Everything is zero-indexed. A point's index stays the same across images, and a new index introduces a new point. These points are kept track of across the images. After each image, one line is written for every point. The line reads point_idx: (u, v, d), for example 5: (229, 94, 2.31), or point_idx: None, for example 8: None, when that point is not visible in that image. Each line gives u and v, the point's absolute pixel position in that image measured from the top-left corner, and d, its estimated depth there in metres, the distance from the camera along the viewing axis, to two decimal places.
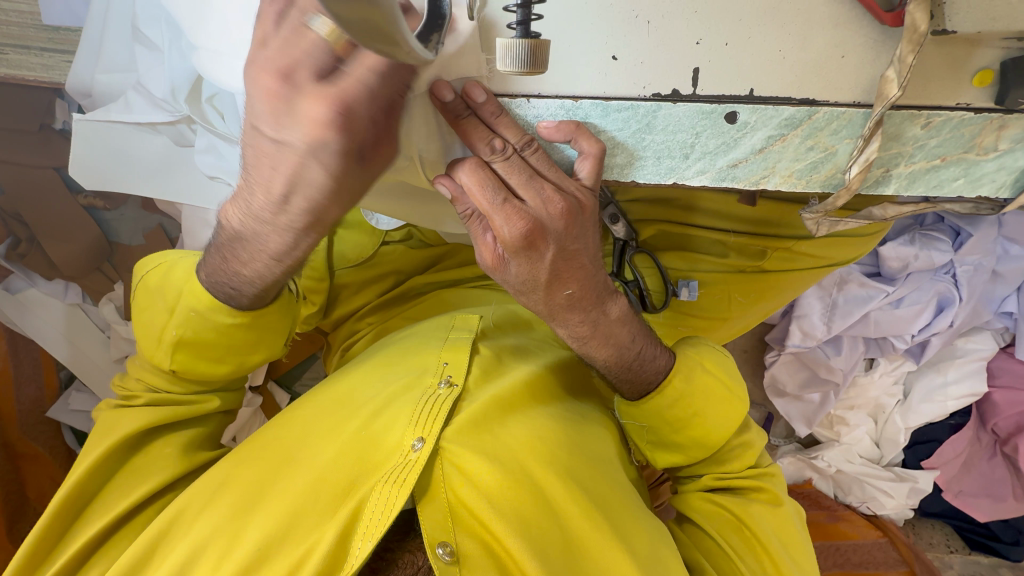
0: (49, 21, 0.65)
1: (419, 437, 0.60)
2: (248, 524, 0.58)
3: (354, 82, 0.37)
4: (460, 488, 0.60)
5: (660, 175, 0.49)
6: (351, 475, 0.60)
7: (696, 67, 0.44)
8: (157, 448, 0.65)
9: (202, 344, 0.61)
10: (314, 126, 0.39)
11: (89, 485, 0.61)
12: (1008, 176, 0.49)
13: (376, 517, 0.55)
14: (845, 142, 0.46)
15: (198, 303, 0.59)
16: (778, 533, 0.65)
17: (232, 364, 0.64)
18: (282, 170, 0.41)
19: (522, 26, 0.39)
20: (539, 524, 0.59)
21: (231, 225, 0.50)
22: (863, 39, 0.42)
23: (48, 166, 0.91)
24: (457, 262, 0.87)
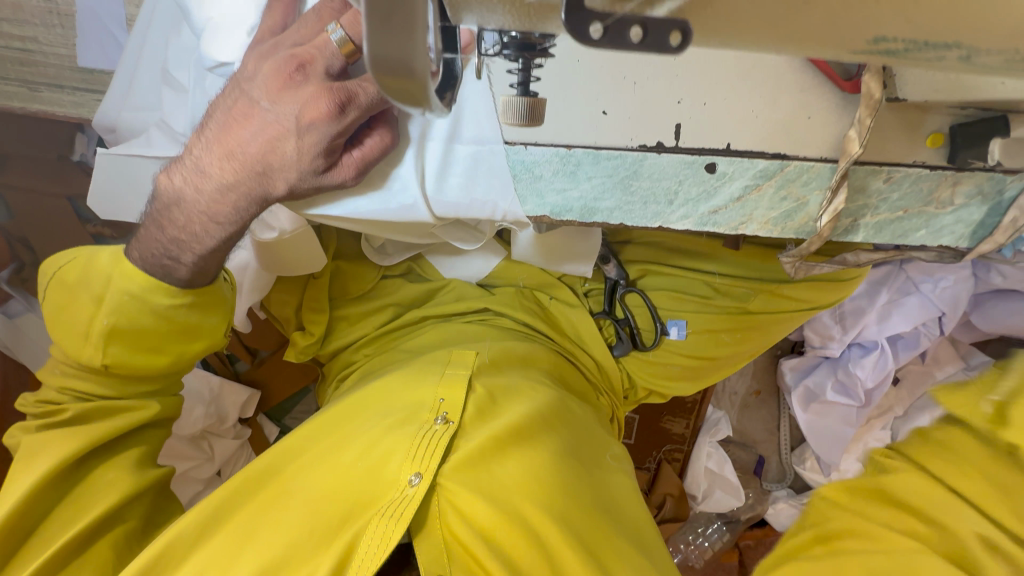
0: (83, 63, 0.70)
1: (417, 472, 0.61)
2: (238, 560, 0.57)
3: (358, 85, 0.48)
4: (455, 524, 0.61)
5: (646, 220, 0.53)
6: (345, 509, 0.60)
7: (678, 122, 0.48)
8: (99, 473, 0.63)
9: (136, 330, 0.61)
10: (311, 109, 0.49)
11: (20, 528, 0.57)
12: (965, 228, 0.53)
13: (371, 552, 0.55)
14: (815, 193, 0.50)
15: (133, 285, 0.60)
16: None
17: (173, 356, 0.65)
18: (263, 140, 0.52)
19: (521, 86, 0.40)
20: (532, 567, 0.58)
21: (172, 189, 0.58)
22: (826, 102, 0.47)
23: (61, 195, 0.94)
24: (452, 295, 0.89)
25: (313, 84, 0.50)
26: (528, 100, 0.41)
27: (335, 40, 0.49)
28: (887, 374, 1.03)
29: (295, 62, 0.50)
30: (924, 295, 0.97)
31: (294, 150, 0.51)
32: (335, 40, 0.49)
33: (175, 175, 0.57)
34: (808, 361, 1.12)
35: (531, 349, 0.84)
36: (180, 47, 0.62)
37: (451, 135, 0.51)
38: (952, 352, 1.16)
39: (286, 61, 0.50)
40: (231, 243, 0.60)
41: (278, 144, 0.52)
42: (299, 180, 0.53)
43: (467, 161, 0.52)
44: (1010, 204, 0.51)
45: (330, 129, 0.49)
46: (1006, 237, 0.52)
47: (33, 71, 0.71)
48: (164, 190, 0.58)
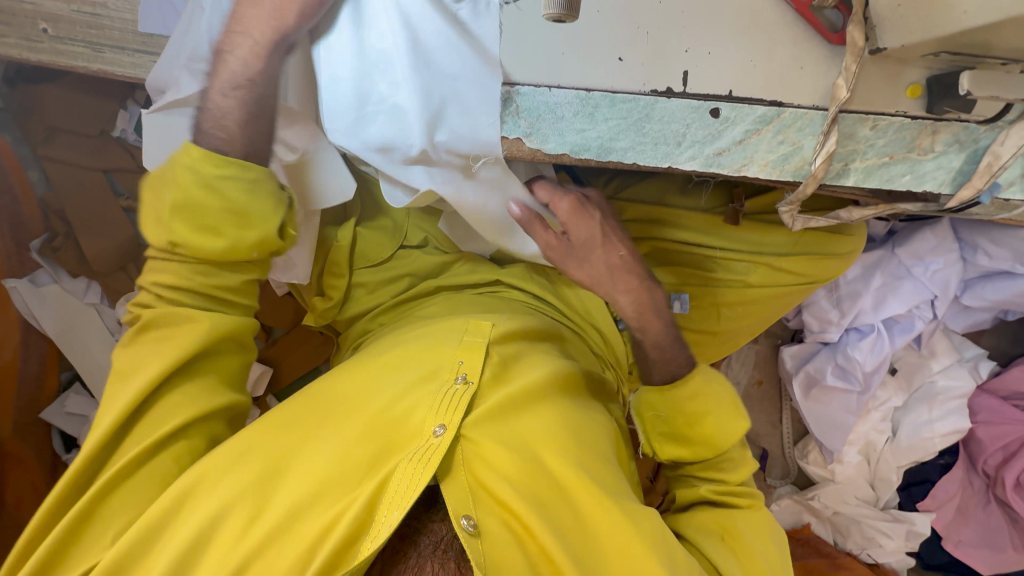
0: (143, 28, 0.76)
1: (441, 423, 0.65)
2: (273, 499, 0.61)
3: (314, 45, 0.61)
4: (479, 468, 0.65)
5: (656, 160, 0.58)
6: (373, 453, 0.64)
7: (685, 70, 0.54)
8: (174, 393, 0.65)
9: (190, 202, 0.64)
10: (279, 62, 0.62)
11: (111, 433, 0.61)
12: (946, 174, 0.59)
13: (403, 489, 0.60)
14: (809, 138, 0.56)
15: (192, 161, 0.63)
16: (736, 427, 0.73)
17: (232, 274, 0.69)
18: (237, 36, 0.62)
19: None
20: (552, 505, 0.65)
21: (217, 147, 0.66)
22: (817, 53, 0.54)
23: (98, 168, 1.00)
24: (466, 267, 0.94)
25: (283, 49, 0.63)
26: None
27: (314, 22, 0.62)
28: (884, 357, 1.07)
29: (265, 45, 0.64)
30: (916, 279, 1.02)
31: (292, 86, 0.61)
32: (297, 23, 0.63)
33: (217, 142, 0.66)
34: (808, 348, 1.16)
35: (543, 322, 0.86)
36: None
37: (453, 75, 0.57)
38: (948, 344, 1.20)
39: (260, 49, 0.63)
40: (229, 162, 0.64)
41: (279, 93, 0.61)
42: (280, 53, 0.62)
43: (479, 98, 0.57)
44: (985, 150, 0.57)
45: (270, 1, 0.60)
46: (984, 182, 0.57)
47: (100, 34, 0.78)
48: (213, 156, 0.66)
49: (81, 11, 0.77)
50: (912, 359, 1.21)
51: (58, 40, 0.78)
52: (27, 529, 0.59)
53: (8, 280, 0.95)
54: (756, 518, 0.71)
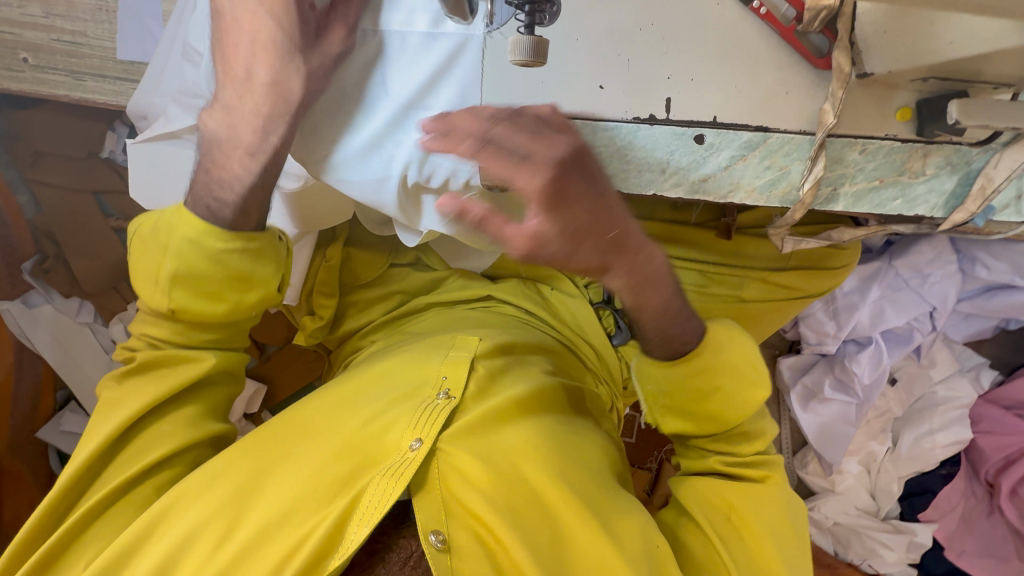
0: (123, 55, 0.77)
1: (418, 438, 0.64)
2: (244, 516, 0.60)
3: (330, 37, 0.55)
4: (455, 484, 0.64)
5: (642, 186, 0.57)
6: (348, 468, 0.63)
7: (668, 97, 0.53)
8: (161, 421, 0.65)
9: (198, 277, 0.58)
10: (336, 46, 0.55)
11: (99, 456, 0.62)
12: (938, 198, 0.57)
13: (373, 507, 0.59)
14: (797, 163, 0.55)
15: (190, 231, 0.57)
16: (747, 395, 0.66)
17: (229, 304, 0.60)
18: (246, 27, 0.52)
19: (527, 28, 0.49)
20: (530, 520, 0.62)
21: (209, 130, 0.56)
22: (802, 79, 0.52)
23: (87, 191, 1.00)
24: (457, 284, 0.93)
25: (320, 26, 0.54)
26: (534, 37, 0.46)
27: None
28: (882, 369, 1.05)
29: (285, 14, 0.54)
30: (915, 290, 1.00)
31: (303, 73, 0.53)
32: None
33: (211, 118, 0.56)
34: (804, 359, 1.15)
35: (533, 336, 0.86)
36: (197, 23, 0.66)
37: (424, 103, 0.57)
38: (950, 355, 1.18)
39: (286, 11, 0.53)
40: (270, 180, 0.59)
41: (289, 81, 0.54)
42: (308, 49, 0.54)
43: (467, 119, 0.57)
44: (978, 173, 0.55)
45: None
46: (978, 206, 0.56)
47: (81, 62, 0.79)
48: (205, 131, 0.56)
49: (61, 40, 0.78)
50: (912, 369, 1.19)
51: (38, 68, 0.79)
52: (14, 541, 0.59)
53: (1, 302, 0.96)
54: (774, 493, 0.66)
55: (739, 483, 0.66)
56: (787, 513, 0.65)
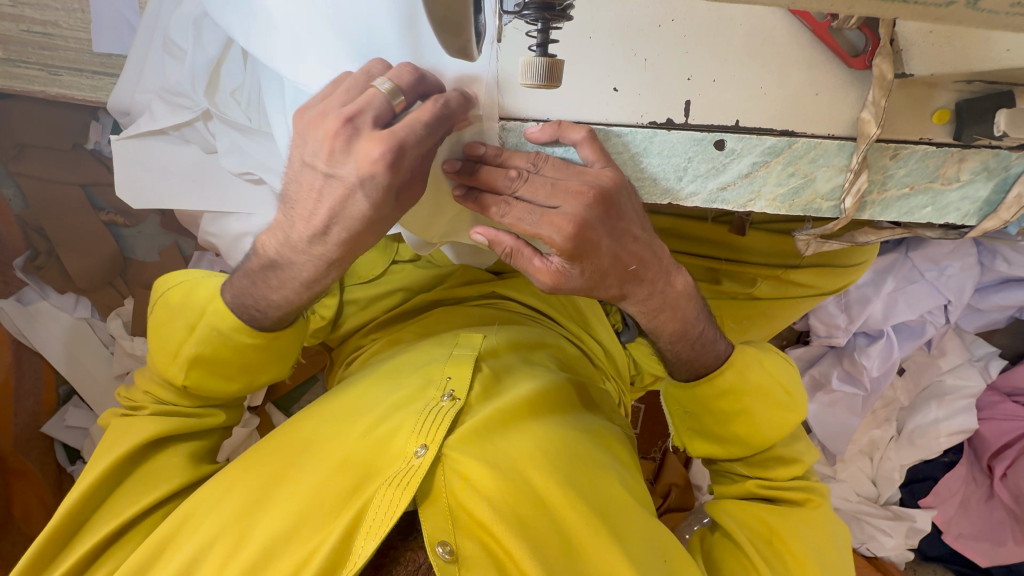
0: (98, 48, 0.79)
1: (422, 444, 0.63)
2: (253, 529, 0.60)
3: (404, 128, 0.44)
4: (461, 493, 0.62)
5: (657, 196, 0.54)
6: (355, 479, 0.62)
7: (687, 99, 0.49)
8: (164, 457, 0.67)
9: (214, 360, 0.62)
10: (366, 162, 0.45)
11: (97, 494, 0.62)
12: (971, 205, 0.54)
13: (378, 520, 0.58)
14: (822, 168, 0.51)
15: (221, 323, 0.60)
16: (776, 423, 0.66)
17: (243, 382, 0.64)
18: (328, 202, 0.47)
19: (541, 48, 0.42)
20: (539, 530, 0.61)
21: (269, 253, 0.54)
22: (835, 78, 0.48)
23: (76, 183, 0.97)
24: (461, 281, 0.91)
25: (363, 137, 0.45)
26: (548, 61, 0.42)
27: (383, 90, 0.45)
28: (892, 361, 1.04)
29: (340, 117, 0.44)
30: (929, 283, 0.97)
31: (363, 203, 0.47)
32: (383, 91, 0.45)
33: (271, 241, 0.53)
34: (813, 351, 1.13)
35: (538, 333, 0.85)
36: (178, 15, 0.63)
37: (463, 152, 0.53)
38: (960, 344, 1.16)
39: (329, 120, 0.44)
40: (315, 300, 0.58)
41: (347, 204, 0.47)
42: (377, 229, 0.50)
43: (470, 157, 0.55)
44: (1015, 179, 0.52)
45: (385, 180, 0.46)
46: (1011, 214, 0.53)
47: (53, 55, 0.80)
48: (263, 250, 0.54)
49: (31, 31, 0.79)
50: (921, 359, 1.18)
51: (10, 62, 0.81)
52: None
53: None
54: (814, 516, 0.66)
55: (779, 508, 0.67)
56: (832, 540, 0.65)
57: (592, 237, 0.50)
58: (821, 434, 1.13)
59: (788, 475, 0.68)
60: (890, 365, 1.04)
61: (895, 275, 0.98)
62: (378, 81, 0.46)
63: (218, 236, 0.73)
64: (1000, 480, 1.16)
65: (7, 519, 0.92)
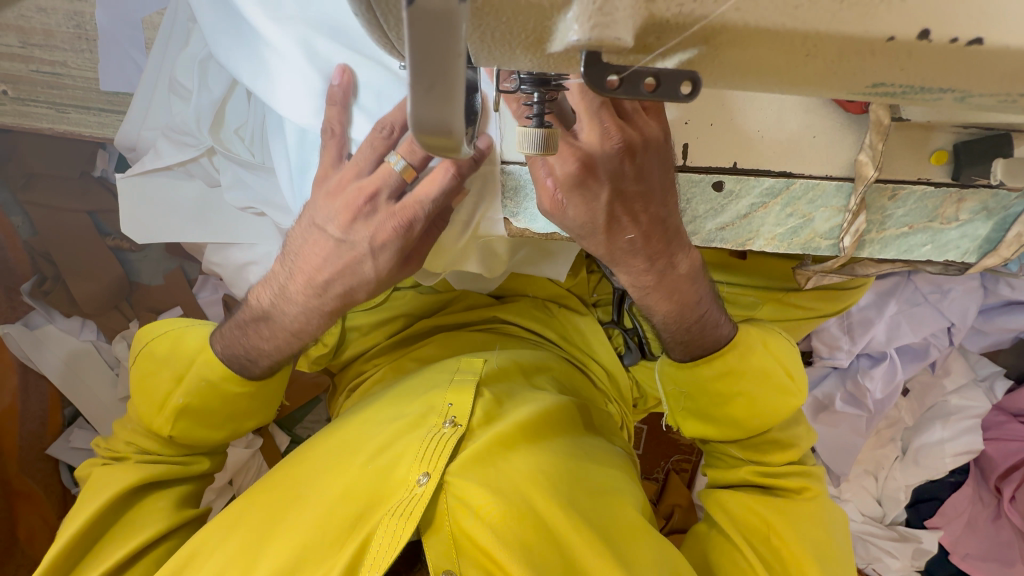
0: (106, 86, 0.80)
1: (425, 472, 0.63)
2: (260, 558, 0.60)
3: (415, 203, 0.49)
4: (464, 519, 0.62)
5: None
6: (359, 508, 0.62)
7: (685, 143, 0.49)
8: (151, 502, 0.67)
9: (203, 411, 0.62)
10: (382, 233, 0.51)
11: (86, 538, 0.62)
12: (970, 243, 0.54)
13: (383, 550, 0.58)
14: (821, 209, 0.52)
15: (211, 373, 0.60)
16: (776, 400, 0.64)
17: (228, 431, 0.65)
18: (340, 263, 0.53)
19: (538, 118, 0.33)
20: (542, 556, 0.61)
21: (262, 304, 0.58)
22: (831, 122, 0.49)
23: (82, 211, 0.98)
24: (463, 306, 0.91)
25: (380, 210, 0.50)
26: (545, 129, 0.33)
27: (396, 168, 0.49)
28: (897, 384, 1.03)
29: (363, 193, 0.50)
30: (933, 305, 0.97)
31: (371, 268, 0.53)
32: (396, 168, 0.49)
33: (265, 294, 0.58)
34: (816, 371, 1.10)
35: (539, 358, 0.85)
36: (184, 56, 0.64)
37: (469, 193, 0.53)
38: (964, 364, 1.17)
39: (353, 194, 0.50)
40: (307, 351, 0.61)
41: (357, 266, 0.53)
42: (377, 288, 0.56)
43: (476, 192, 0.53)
44: (1015, 219, 0.52)
45: (398, 245, 0.51)
46: (1010, 251, 0.54)
47: (62, 93, 0.83)
48: (254, 304, 0.59)
49: (41, 71, 0.82)
50: (924, 379, 1.18)
51: (19, 101, 0.84)
52: None
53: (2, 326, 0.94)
54: (810, 508, 0.66)
55: (782, 504, 0.66)
56: (828, 532, 0.64)
57: (592, 179, 0.46)
58: (826, 455, 1.13)
59: (785, 461, 0.68)
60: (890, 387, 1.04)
61: (900, 299, 0.98)
62: (392, 157, 0.49)
63: (220, 264, 0.75)
64: (1009, 502, 1.15)
65: (11, 543, 0.93)
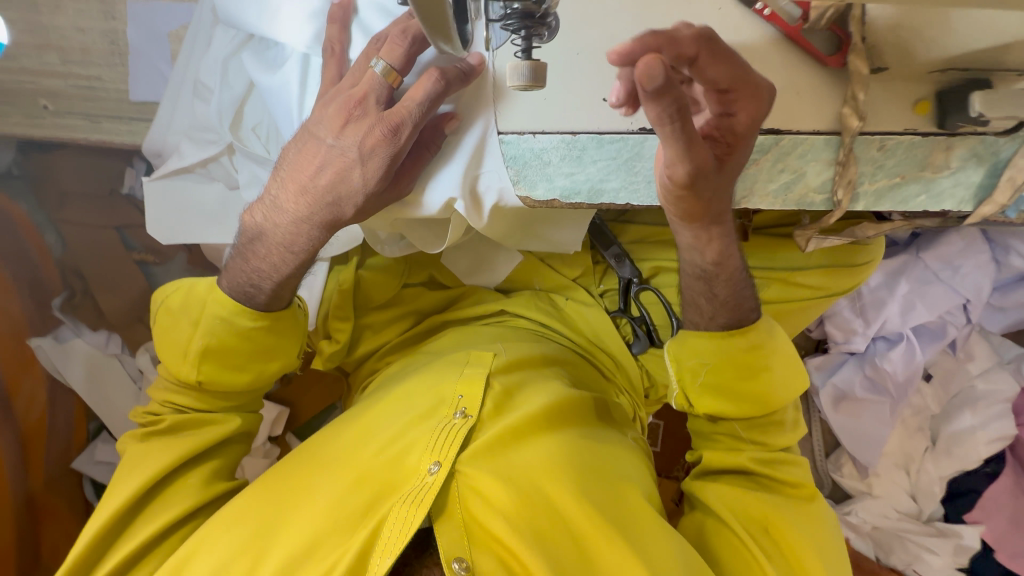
0: (136, 96, 0.88)
1: (436, 461, 0.64)
2: (271, 546, 0.61)
3: (402, 109, 0.52)
4: (474, 506, 0.63)
5: (652, 198, 0.55)
6: (370, 496, 0.63)
7: None
8: (183, 480, 0.68)
9: (223, 351, 0.64)
10: (370, 139, 0.54)
11: (121, 517, 0.64)
12: (965, 190, 0.55)
13: (394, 536, 0.58)
14: (811, 163, 0.54)
15: (222, 309, 0.63)
16: (789, 383, 0.66)
17: (252, 375, 0.66)
18: (331, 174, 0.56)
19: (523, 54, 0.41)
20: (554, 543, 0.61)
21: (257, 222, 0.61)
22: (814, 78, 0.51)
23: (110, 226, 1.04)
24: (470, 301, 0.92)
25: (370, 118, 0.54)
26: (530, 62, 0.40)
27: (377, 71, 0.53)
28: (916, 366, 1.01)
29: (352, 100, 0.54)
30: (946, 283, 0.97)
31: (360, 178, 0.55)
32: (379, 73, 0.53)
33: (259, 211, 0.61)
34: (833, 359, 1.07)
35: (549, 349, 0.85)
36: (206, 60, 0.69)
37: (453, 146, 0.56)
38: (987, 347, 1.15)
39: (343, 103, 0.54)
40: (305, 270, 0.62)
41: (346, 174, 0.55)
42: (368, 205, 0.57)
43: None
44: (1006, 164, 0.53)
45: (386, 153, 0.54)
46: (1006, 197, 0.54)
47: (96, 106, 0.90)
48: (248, 226, 0.62)
49: (77, 86, 0.89)
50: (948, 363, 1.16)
51: (57, 113, 0.90)
52: None
53: (34, 340, 0.99)
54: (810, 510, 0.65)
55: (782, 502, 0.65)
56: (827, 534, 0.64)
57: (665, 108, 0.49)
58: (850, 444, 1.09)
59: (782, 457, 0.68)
60: (909, 369, 1.01)
61: (909, 278, 0.97)
62: (374, 62, 0.53)
63: None
64: None
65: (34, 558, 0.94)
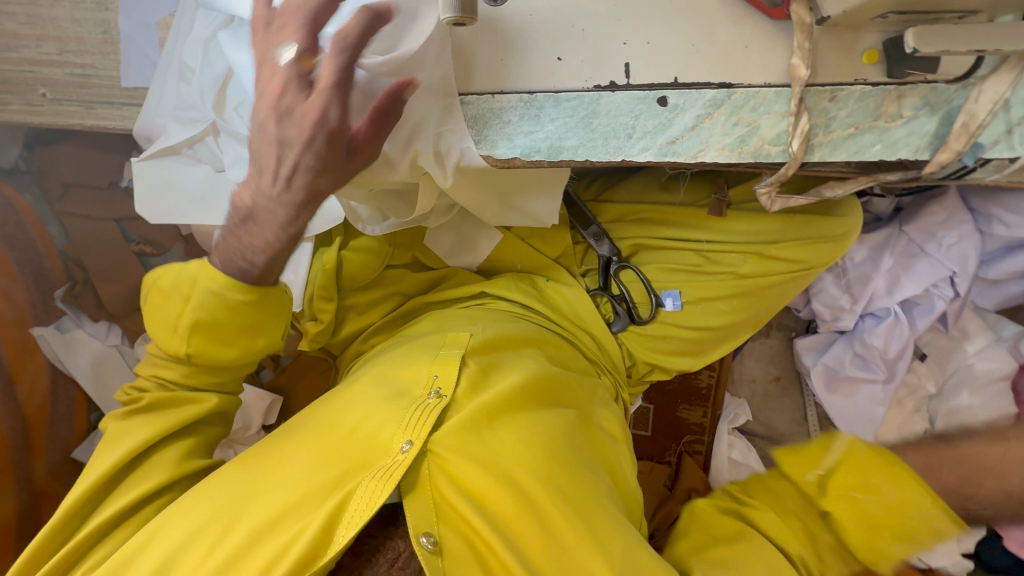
0: (127, 82, 0.92)
1: (408, 440, 0.65)
2: (240, 518, 0.62)
3: (329, 73, 0.54)
4: (444, 485, 0.64)
5: (609, 154, 0.56)
6: (340, 471, 0.64)
7: (627, 62, 0.54)
8: (162, 454, 0.70)
9: (213, 325, 0.66)
10: (313, 109, 0.55)
11: (99, 487, 0.66)
12: (920, 139, 0.55)
13: (361, 508, 0.60)
14: (764, 116, 0.54)
15: (214, 283, 0.65)
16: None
17: (239, 350, 0.69)
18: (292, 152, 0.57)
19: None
20: (518, 526, 0.63)
21: (246, 203, 0.62)
22: (761, 31, 0.53)
23: (110, 218, 1.09)
24: (452, 283, 0.94)
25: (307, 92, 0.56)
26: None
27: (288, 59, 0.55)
28: (907, 341, 1.00)
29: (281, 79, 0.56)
30: (931, 256, 0.97)
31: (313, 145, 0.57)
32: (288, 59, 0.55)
33: (248, 191, 0.62)
34: (824, 338, 1.09)
35: (527, 329, 0.84)
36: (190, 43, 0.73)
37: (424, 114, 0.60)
38: (981, 324, 1.12)
39: (275, 83, 0.56)
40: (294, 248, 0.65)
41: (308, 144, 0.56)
42: (337, 174, 0.59)
43: None
44: (959, 110, 0.53)
45: (333, 119, 0.55)
46: (962, 144, 0.54)
47: (91, 92, 0.94)
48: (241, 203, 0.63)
49: (74, 74, 0.93)
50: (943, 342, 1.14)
51: (55, 101, 0.94)
52: (20, 560, 0.64)
53: (37, 328, 1.00)
54: None
55: None
56: None
57: None
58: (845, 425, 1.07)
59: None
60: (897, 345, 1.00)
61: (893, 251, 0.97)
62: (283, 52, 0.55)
63: None
64: None
65: None
